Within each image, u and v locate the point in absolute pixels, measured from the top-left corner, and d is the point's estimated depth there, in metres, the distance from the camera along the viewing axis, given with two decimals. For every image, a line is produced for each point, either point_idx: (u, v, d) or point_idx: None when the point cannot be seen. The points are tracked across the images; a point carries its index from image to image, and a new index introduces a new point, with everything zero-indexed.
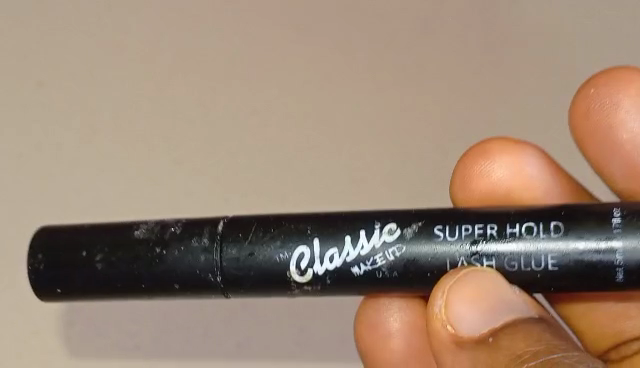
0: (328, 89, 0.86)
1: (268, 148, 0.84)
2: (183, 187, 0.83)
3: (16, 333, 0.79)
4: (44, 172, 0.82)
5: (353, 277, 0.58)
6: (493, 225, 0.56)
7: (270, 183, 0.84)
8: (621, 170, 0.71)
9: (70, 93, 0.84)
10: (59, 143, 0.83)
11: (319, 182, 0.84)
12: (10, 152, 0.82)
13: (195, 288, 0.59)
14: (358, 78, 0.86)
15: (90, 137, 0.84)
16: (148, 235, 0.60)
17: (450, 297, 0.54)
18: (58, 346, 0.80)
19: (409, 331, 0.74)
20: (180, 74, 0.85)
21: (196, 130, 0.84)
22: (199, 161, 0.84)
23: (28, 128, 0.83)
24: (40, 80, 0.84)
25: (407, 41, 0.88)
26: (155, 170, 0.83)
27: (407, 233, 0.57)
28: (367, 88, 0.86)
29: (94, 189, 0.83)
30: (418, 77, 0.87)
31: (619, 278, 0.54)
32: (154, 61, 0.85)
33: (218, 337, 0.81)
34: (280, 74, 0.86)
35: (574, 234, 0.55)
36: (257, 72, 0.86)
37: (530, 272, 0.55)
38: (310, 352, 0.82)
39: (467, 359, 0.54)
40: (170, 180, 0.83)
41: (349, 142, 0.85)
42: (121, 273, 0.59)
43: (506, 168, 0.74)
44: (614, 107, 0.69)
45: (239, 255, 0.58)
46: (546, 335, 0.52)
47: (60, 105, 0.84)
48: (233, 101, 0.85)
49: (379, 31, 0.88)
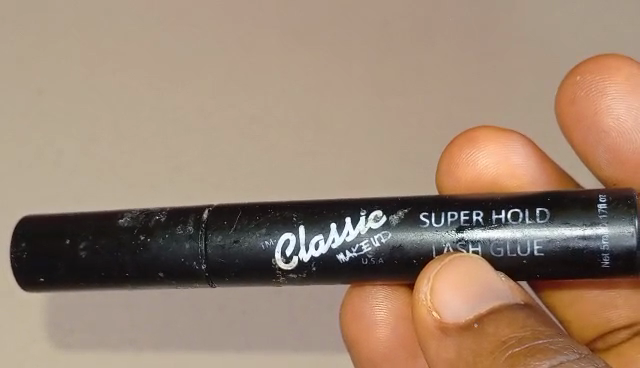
0: (318, 84, 0.86)
1: (260, 143, 0.84)
2: (174, 180, 0.82)
3: (16, 341, 0.78)
4: (43, 179, 0.82)
5: (338, 264, 0.58)
6: (479, 212, 0.56)
7: (260, 175, 0.83)
8: (606, 156, 0.71)
9: (68, 98, 0.84)
10: (56, 147, 0.83)
11: (310, 174, 0.84)
12: (7, 159, 0.82)
13: (180, 276, 0.58)
14: (349, 74, 0.86)
15: (87, 143, 0.83)
16: (133, 223, 0.59)
17: (435, 283, 0.53)
18: (56, 353, 0.79)
19: (396, 320, 0.75)
20: (172, 73, 0.85)
21: (187, 126, 0.84)
22: (189, 155, 0.83)
23: (23, 130, 0.83)
24: (39, 88, 0.84)
25: (396, 37, 0.88)
26: (146, 165, 0.83)
27: (392, 219, 0.57)
28: (357, 82, 0.86)
29: (87, 187, 0.82)
30: (408, 73, 0.87)
31: (605, 263, 0.54)
32: (148, 62, 0.85)
33: (208, 330, 0.80)
34: (271, 70, 0.86)
35: (559, 220, 0.54)
36: (248, 68, 0.86)
37: (516, 258, 0.55)
38: (298, 340, 0.81)
39: (452, 344, 0.53)
40: (161, 176, 0.83)
41: (340, 136, 0.85)
42: (105, 260, 0.58)
43: (493, 157, 0.75)
44: (600, 93, 0.69)
45: (224, 242, 0.58)
46: (530, 320, 0.52)
47: (58, 111, 0.84)
48: (224, 97, 0.85)
49: (369, 28, 0.88)
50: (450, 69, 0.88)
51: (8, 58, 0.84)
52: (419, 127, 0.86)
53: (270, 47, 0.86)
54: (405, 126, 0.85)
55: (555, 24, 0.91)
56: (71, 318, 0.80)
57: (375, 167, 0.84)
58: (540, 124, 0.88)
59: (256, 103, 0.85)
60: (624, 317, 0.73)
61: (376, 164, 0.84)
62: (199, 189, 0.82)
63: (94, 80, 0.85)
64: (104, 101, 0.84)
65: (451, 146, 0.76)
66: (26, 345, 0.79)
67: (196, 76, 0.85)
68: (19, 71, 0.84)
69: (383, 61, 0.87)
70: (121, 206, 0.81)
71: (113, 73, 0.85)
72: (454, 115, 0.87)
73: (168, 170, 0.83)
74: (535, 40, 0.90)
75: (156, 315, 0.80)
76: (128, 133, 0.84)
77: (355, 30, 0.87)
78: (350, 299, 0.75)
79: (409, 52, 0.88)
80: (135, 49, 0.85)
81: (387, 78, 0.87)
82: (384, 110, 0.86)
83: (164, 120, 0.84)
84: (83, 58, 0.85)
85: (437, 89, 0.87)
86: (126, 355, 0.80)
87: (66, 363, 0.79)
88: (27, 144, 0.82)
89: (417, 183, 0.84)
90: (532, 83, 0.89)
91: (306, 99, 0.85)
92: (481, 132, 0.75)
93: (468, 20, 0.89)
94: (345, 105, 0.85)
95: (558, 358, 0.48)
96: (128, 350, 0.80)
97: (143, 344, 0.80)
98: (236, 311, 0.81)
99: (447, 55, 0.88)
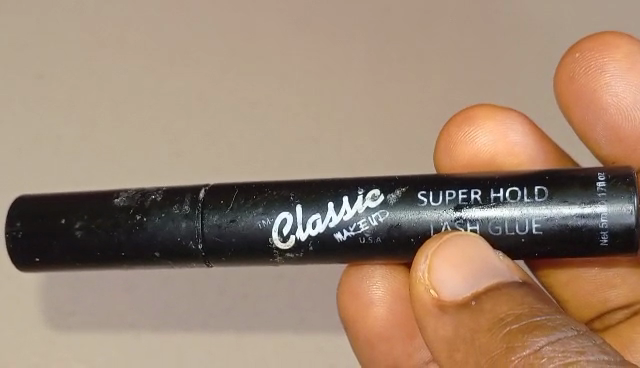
0: (319, 68, 0.85)
1: (261, 126, 0.84)
2: (175, 163, 0.82)
3: (13, 322, 0.78)
4: (39, 161, 0.81)
5: (336, 243, 0.57)
6: (477, 190, 0.56)
7: (262, 158, 0.83)
8: (605, 134, 0.70)
9: (67, 81, 0.83)
10: (53, 129, 0.82)
11: (308, 156, 0.83)
12: (6, 144, 0.82)
13: (176, 255, 0.58)
14: (350, 58, 0.86)
15: (86, 126, 0.83)
16: (128, 202, 0.59)
17: (432, 261, 0.53)
18: (52, 334, 0.79)
19: (394, 298, 0.74)
20: (172, 56, 0.85)
21: (187, 109, 0.83)
22: (189, 138, 0.83)
23: (19, 112, 0.82)
24: (38, 72, 0.83)
25: (398, 21, 0.87)
26: (146, 148, 0.82)
27: (390, 198, 0.56)
28: (358, 66, 0.86)
29: (83, 169, 0.82)
30: (410, 57, 0.87)
31: (604, 241, 0.53)
32: (147, 46, 0.85)
33: (206, 313, 0.80)
34: (272, 54, 0.85)
35: (558, 198, 0.54)
36: (248, 52, 0.85)
37: (514, 236, 0.55)
38: (295, 323, 0.81)
39: (450, 321, 0.53)
40: (161, 158, 0.82)
41: (342, 120, 0.84)
42: (100, 239, 0.58)
43: (491, 137, 0.74)
44: (599, 70, 0.69)
45: (220, 222, 0.57)
46: (527, 297, 0.52)
47: (57, 95, 0.83)
48: (225, 80, 0.84)
49: (369, 12, 0.87)
50: (451, 53, 0.87)
51: (8, 42, 0.84)
52: (420, 110, 0.85)
53: (270, 31, 0.86)
54: (407, 110, 0.85)
55: (557, 6, 0.90)
56: (69, 302, 0.80)
57: (378, 150, 0.84)
58: (542, 108, 0.88)
59: (257, 87, 0.85)
60: (621, 298, 0.74)
61: (374, 145, 0.84)
62: (200, 172, 0.82)
63: (92, 62, 0.84)
64: (104, 84, 0.84)
65: (448, 126, 0.76)
66: (25, 330, 0.78)
67: (197, 60, 0.85)
68: (18, 55, 0.84)
69: (384, 45, 0.87)
70: (121, 189, 0.80)
71: (113, 56, 0.84)
72: (456, 98, 0.86)
73: (165, 152, 0.82)
74: (537, 23, 0.89)
75: (154, 298, 0.80)
76: (129, 117, 0.83)
77: (356, 14, 0.87)
78: (348, 280, 0.75)
79: (411, 36, 0.87)
80: (135, 33, 0.85)
81: (388, 62, 0.86)
82: (386, 93, 0.85)
83: (161, 102, 0.83)
84: (83, 42, 0.84)
85: (439, 72, 0.87)
86: (125, 339, 0.79)
87: (63, 345, 0.79)
88: (27, 128, 0.82)
89: (419, 166, 0.84)
90: (533, 67, 0.88)
91: (307, 83, 0.85)
92: (478, 111, 0.75)
93: (468, 4, 0.89)
94: (346, 89, 0.85)
95: (555, 336, 0.48)
96: (125, 333, 0.79)
97: (142, 326, 0.80)
98: (235, 293, 0.81)
99: (448, 40, 0.88)
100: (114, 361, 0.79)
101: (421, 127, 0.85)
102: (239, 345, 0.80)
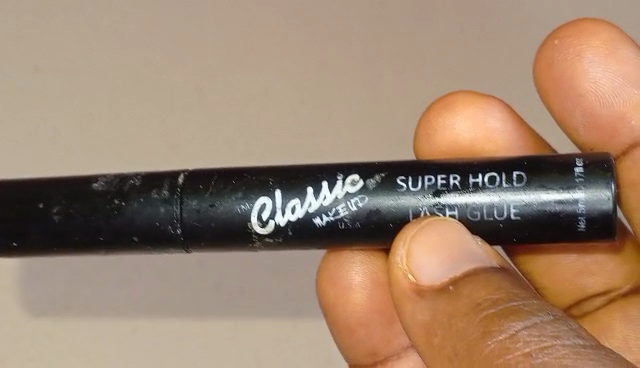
0: (318, 64, 0.85)
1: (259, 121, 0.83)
2: (161, 150, 0.81)
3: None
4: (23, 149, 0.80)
5: (315, 228, 0.57)
6: (456, 176, 0.56)
7: (251, 147, 0.82)
8: (583, 121, 0.71)
9: (57, 73, 0.82)
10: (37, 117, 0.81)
11: (292, 142, 0.83)
12: (3, 139, 0.80)
13: (155, 240, 0.57)
14: (342, 50, 0.85)
15: (77, 117, 0.81)
16: (106, 187, 0.58)
17: (410, 245, 0.53)
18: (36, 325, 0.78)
19: (374, 284, 0.74)
20: (171, 52, 0.83)
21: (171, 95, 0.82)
22: (173, 124, 0.82)
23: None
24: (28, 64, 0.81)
25: (392, 14, 0.87)
26: (143, 142, 0.81)
27: (369, 183, 0.56)
28: (356, 63, 0.85)
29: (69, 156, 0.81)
30: (406, 52, 0.86)
31: (581, 227, 0.54)
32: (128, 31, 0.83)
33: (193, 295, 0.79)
34: (270, 50, 0.84)
35: (536, 184, 0.54)
36: (245, 46, 0.84)
37: (493, 222, 0.55)
38: (276, 310, 0.81)
39: (427, 306, 0.53)
40: (146, 144, 0.81)
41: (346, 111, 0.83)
42: (79, 224, 0.57)
43: (470, 124, 0.74)
44: (578, 57, 0.69)
45: (199, 206, 0.57)
46: (504, 282, 0.52)
47: (47, 86, 0.81)
48: (223, 77, 0.83)
49: (357, 3, 0.86)
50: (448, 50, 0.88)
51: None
52: (416, 106, 0.85)
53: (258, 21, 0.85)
54: (399, 103, 0.85)
55: None
56: (63, 295, 0.79)
57: (361, 136, 0.84)
58: (535, 104, 0.88)
59: (255, 81, 0.84)
60: (599, 285, 0.74)
61: (358, 132, 0.84)
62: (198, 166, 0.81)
63: (71, 48, 0.82)
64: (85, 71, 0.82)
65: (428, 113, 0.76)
66: (22, 323, 0.78)
67: (196, 56, 0.83)
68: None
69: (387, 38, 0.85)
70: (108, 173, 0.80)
71: (112, 51, 0.83)
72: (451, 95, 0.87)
73: (149, 138, 0.81)
74: (526, 15, 0.90)
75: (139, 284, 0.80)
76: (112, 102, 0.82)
77: (356, 10, 0.86)
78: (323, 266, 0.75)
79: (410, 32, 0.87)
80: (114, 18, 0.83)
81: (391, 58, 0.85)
82: (378, 87, 0.85)
83: (143, 88, 0.82)
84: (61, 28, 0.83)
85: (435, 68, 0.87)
86: (109, 328, 0.79)
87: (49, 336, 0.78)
88: (25, 123, 0.80)
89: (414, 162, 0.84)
90: (514, 54, 0.88)
91: (298, 74, 0.84)
92: (458, 97, 0.75)
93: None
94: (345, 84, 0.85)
95: (532, 320, 0.49)
96: (107, 322, 0.79)
97: (133, 316, 0.79)
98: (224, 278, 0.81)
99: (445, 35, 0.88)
100: (100, 349, 0.79)
101: (403, 114, 0.85)
102: (236, 337, 0.80)
